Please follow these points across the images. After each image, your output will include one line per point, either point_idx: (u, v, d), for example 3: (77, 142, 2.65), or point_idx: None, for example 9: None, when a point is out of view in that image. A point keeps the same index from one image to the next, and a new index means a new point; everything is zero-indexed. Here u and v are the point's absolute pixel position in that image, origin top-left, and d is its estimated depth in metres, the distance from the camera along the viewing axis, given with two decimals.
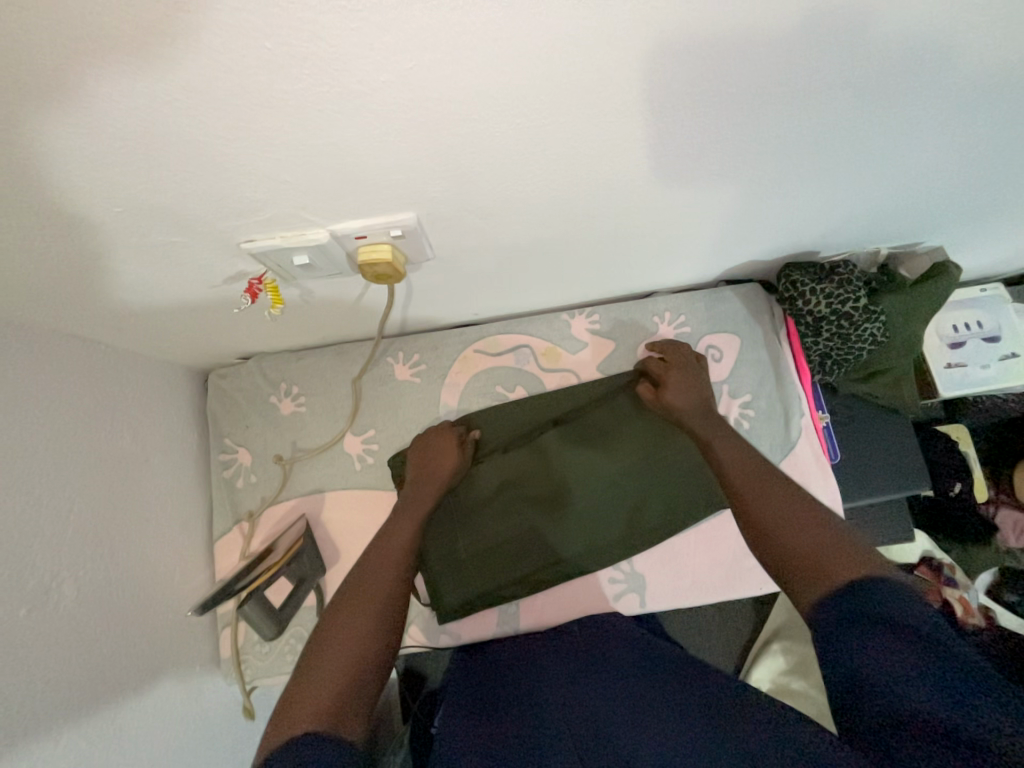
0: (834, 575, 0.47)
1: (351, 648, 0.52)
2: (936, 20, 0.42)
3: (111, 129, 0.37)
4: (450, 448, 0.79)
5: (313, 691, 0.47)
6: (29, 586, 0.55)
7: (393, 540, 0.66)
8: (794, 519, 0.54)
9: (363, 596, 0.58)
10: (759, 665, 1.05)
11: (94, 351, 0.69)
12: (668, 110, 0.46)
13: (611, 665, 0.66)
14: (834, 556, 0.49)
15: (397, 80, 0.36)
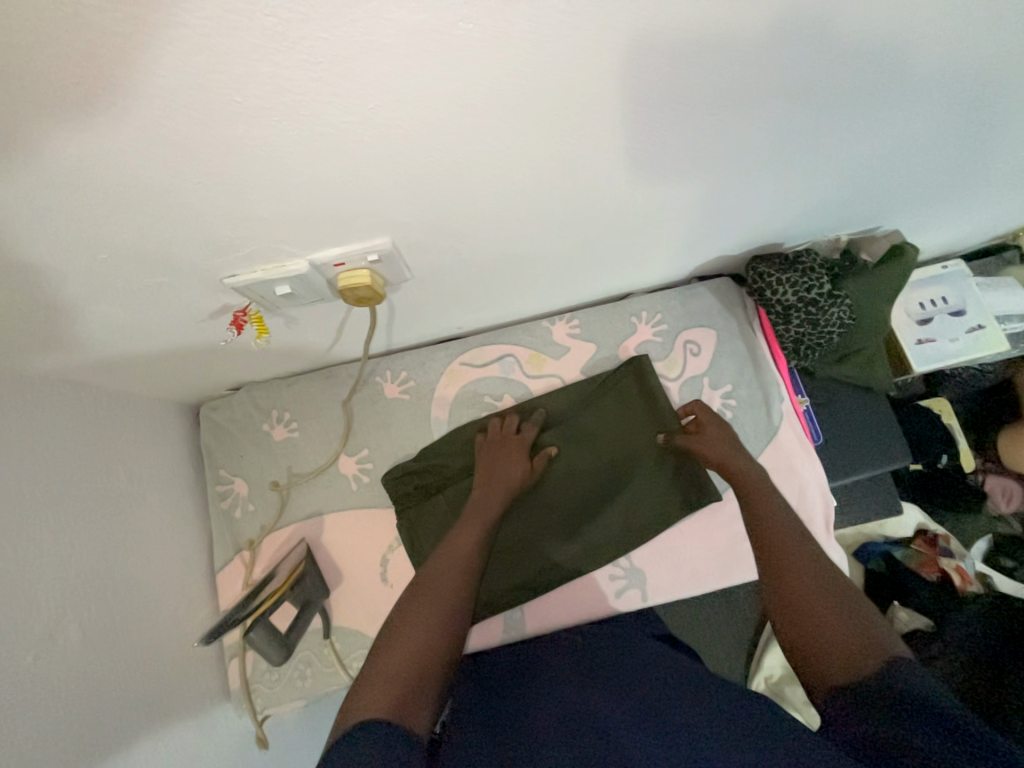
0: (849, 668, 0.49)
1: (416, 633, 0.54)
2: (868, 19, 0.45)
3: (89, 180, 0.38)
4: (517, 454, 0.81)
5: (375, 684, 0.49)
6: (35, 632, 0.55)
7: (461, 541, 0.68)
8: (817, 598, 0.56)
9: (427, 598, 0.59)
10: (772, 651, 1.05)
11: (84, 394, 0.70)
12: (625, 118, 0.49)
13: (611, 670, 0.66)
14: (847, 649, 0.50)
15: (360, 120, 0.39)
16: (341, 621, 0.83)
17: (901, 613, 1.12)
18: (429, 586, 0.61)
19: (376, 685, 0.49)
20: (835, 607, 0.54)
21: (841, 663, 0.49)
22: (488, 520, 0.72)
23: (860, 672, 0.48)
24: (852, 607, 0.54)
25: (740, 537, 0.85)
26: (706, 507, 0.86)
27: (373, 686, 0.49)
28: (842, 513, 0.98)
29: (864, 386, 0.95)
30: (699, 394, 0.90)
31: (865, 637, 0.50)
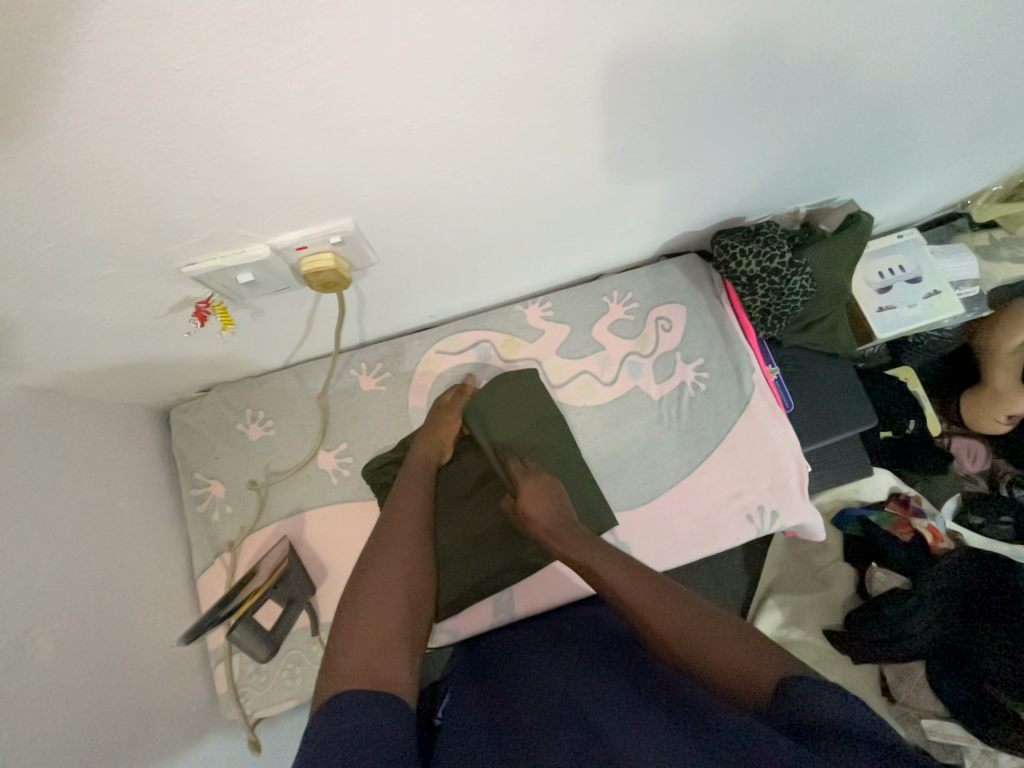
0: (759, 678, 0.50)
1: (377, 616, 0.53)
2: None
3: (26, 163, 0.37)
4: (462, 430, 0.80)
5: (349, 655, 0.49)
6: (2, 644, 0.53)
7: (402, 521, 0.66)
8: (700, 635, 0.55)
9: (376, 575, 0.58)
10: (762, 619, 1.23)
11: (43, 399, 0.67)
12: (576, 90, 0.50)
13: (607, 651, 0.65)
14: (751, 658, 0.52)
15: (307, 88, 0.39)
16: (328, 617, 0.82)
17: (879, 573, 1.16)
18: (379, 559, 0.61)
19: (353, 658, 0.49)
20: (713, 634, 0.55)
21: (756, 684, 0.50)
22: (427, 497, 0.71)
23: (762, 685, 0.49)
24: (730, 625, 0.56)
25: (718, 504, 0.86)
26: (685, 478, 0.87)
27: (348, 655, 0.49)
28: (816, 478, 1.02)
29: (829, 352, 0.98)
30: (672, 369, 0.91)
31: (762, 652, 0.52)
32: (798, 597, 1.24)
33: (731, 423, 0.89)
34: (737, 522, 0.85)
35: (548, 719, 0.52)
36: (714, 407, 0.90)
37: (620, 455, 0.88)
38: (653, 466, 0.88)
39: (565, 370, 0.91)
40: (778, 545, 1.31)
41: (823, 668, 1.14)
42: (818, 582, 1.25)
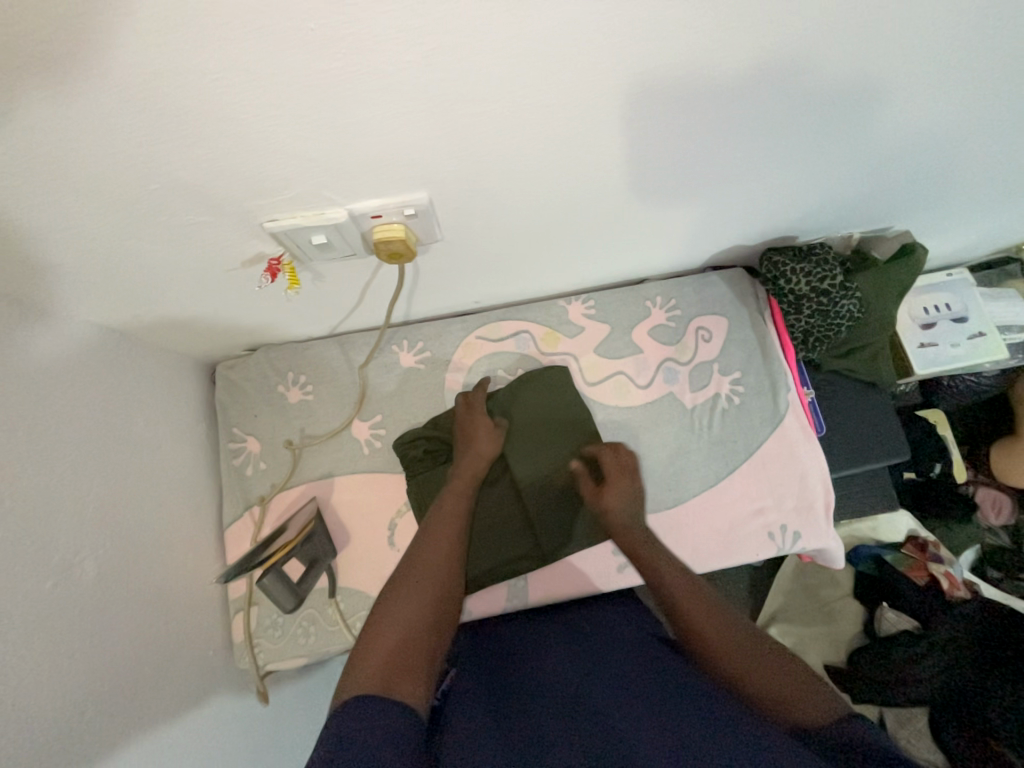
0: (806, 712, 0.49)
1: (398, 627, 0.55)
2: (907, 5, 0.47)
3: (147, 104, 0.40)
4: (484, 424, 0.83)
5: (366, 662, 0.51)
6: (52, 560, 0.56)
7: (439, 533, 0.69)
8: (756, 657, 0.55)
9: (407, 586, 0.61)
10: None
11: (110, 338, 0.71)
12: (667, 87, 0.51)
13: (622, 649, 0.65)
14: (803, 692, 0.50)
15: (420, 59, 0.41)
16: (346, 582, 0.84)
17: (888, 614, 1.13)
18: (408, 572, 0.63)
19: (374, 664, 0.50)
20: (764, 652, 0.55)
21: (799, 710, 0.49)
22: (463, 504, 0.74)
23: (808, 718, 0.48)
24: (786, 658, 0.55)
25: (742, 518, 0.86)
26: (710, 489, 0.87)
27: (367, 662, 0.51)
28: (839, 506, 1.01)
29: (867, 382, 0.97)
30: (708, 380, 0.91)
31: (817, 691, 0.50)
32: (801, 629, 1.23)
33: (762, 440, 0.89)
34: (760, 538, 0.85)
35: (555, 708, 0.54)
36: (747, 421, 0.90)
37: (647, 458, 0.89)
38: (679, 473, 0.88)
39: (601, 370, 0.92)
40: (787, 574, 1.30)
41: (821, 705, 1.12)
42: (825, 616, 1.23)
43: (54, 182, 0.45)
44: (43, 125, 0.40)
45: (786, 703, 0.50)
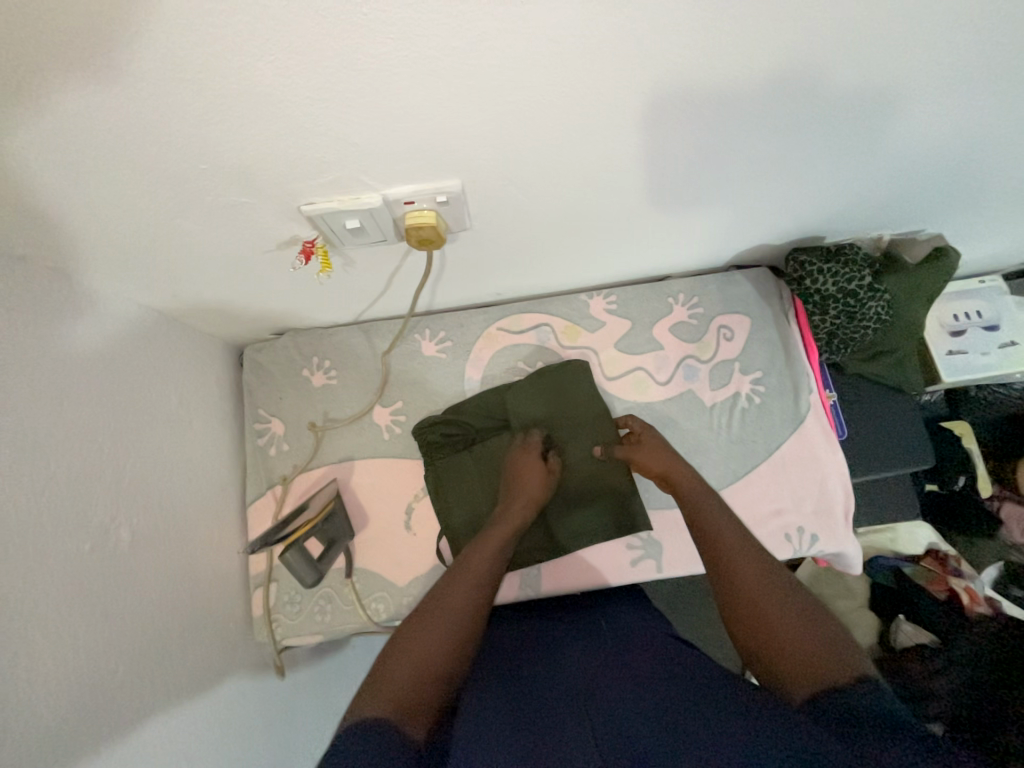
0: (830, 674, 0.48)
1: (421, 646, 0.54)
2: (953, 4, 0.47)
3: (200, 86, 0.42)
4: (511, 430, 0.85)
5: (385, 683, 0.50)
6: (91, 525, 0.59)
7: (480, 556, 0.66)
8: (786, 615, 0.54)
9: (436, 605, 0.59)
10: None
11: (148, 316, 0.74)
12: (704, 83, 0.51)
13: (633, 644, 0.65)
14: (829, 654, 0.50)
15: (464, 45, 0.42)
16: (363, 564, 0.86)
17: (904, 626, 1.13)
18: (439, 596, 0.60)
19: (391, 686, 0.50)
20: (793, 609, 0.55)
21: (823, 674, 0.48)
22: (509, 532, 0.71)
23: (828, 680, 0.48)
24: (815, 618, 0.54)
25: (759, 518, 0.85)
26: (727, 488, 0.87)
27: (383, 686, 0.50)
28: (859, 512, 0.99)
29: (892, 387, 0.96)
30: (729, 378, 0.91)
31: (840, 654, 0.50)
32: None
33: (782, 440, 0.88)
34: (776, 538, 0.85)
35: (564, 702, 0.54)
36: (767, 422, 0.89)
37: None
38: (696, 471, 0.88)
39: (620, 365, 0.92)
40: (800, 584, 1.26)
41: None
42: None
43: (108, 158, 0.47)
44: (106, 105, 0.42)
45: (812, 666, 0.49)
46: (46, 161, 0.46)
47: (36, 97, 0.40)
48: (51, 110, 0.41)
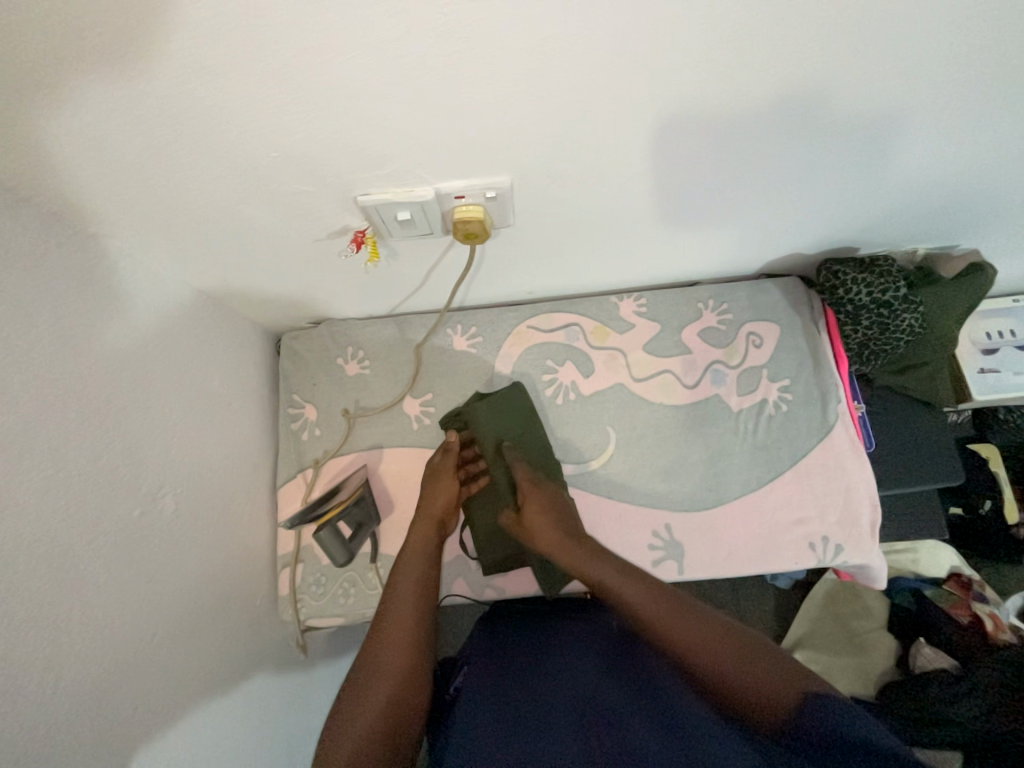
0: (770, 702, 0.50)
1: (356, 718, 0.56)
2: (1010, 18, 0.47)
3: (280, 75, 0.44)
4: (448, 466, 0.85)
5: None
6: (141, 491, 0.62)
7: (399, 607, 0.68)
8: (716, 650, 0.56)
9: (368, 672, 0.61)
10: None
11: (197, 298, 0.77)
12: (755, 89, 0.52)
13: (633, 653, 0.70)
14: (761, 679, 0.52)
15: (530, 45, 0.44)
16: (387, 550, 0.87)
17: (924, 648, 1.07)
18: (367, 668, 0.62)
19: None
20: (714, 640, 0.57)
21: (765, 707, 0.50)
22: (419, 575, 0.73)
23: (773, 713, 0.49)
24: (735, 643, 0.57)
25: (783, 525, 0.85)
26: (751, 494, 0.87)
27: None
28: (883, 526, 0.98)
29: (921, 402, 0.95)
30: (756, 384, 0.91)
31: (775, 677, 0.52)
32: (828, 656, 1.18)
33: (809, 448, 0.88)
34: (799, 545, 0.85)
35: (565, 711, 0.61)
36: (793, 429, 0.89)
37: (687, 458, 0.89)
38: (720, 475, 0.88)
39: (648, 367, 0.93)
40: (816, 601, 1.26)
41: None
42: (855, 647, 1.17)
43: (186, 140, 0.51)
44: (193, 91, 0.45)
45: (757, 695, 0.51)
46: (131, 142, 0.50)
47: (132, 81, 0.43)
48: (143, 93, 0.44)
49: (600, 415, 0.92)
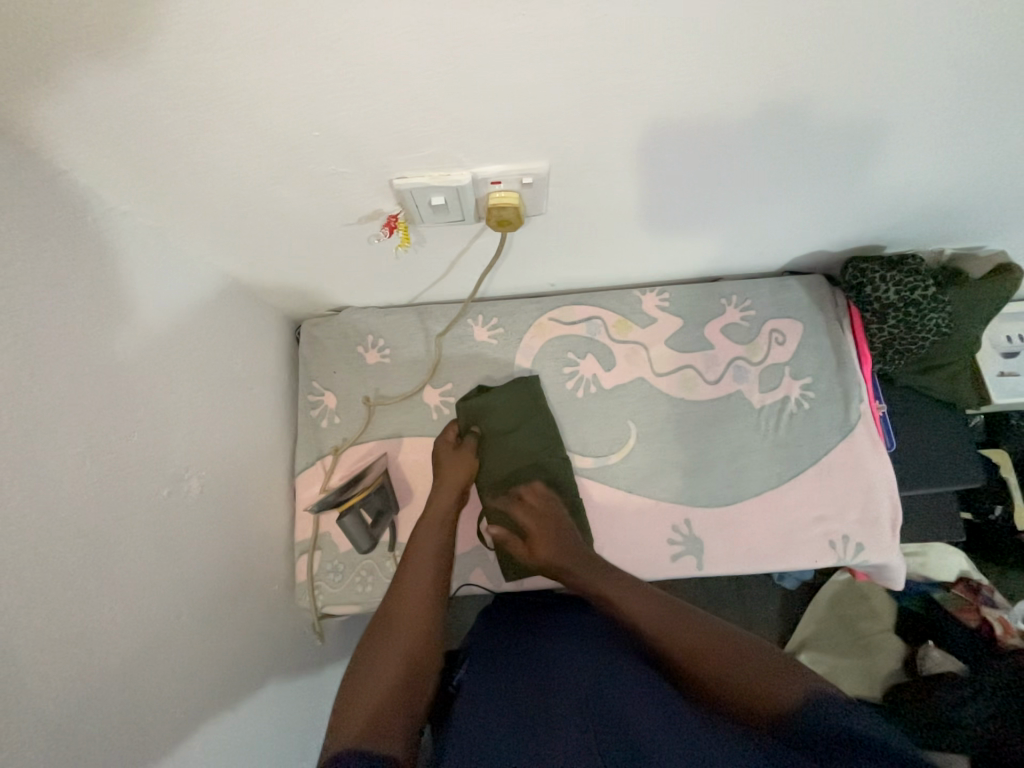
0: (773, 700, 0.53)
1: (375, 679, 0.59)
2: None
3: (328, 50, 0.43)
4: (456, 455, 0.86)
5: (347, 722, 0.55)
6: (168, 471, 0.62)
7: (415, 583, 0.71)
8: (719, 649, 0.60)
9: (386, 639, 0.65)
10: None
11: (223, 281, 0.77)
12: (803, 80, 0.51)
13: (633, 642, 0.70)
14: (763, 679, 0.55)
15: (586, 26, 0.43)
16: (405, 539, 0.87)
17: (934, 653, 1.06)
18: (387, 632, 0.66)
19: (353, 724, 0.54)
20: (714, 639, 0.61)
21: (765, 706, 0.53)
22: (436, 551, 0.76)
23: (775, 711, 0.52)
24: (735, 642, 0.60)
25: (803, 523, 0.85)
26: (772, 491, 0.87)
27: (349, 723, 0.55)
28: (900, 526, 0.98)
29: (943, 403, 0.95)
30: (778, 382, 0.91)
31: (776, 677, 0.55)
32: (832, 657, 1.18)
33: (831, 447, 0.88)
34: (818, 544, 0.85)
35: (561, 694, 0.62)
36: (815, 428, 0.89)
37: (708, 454, 0.89)
38: (741, 473, 0.88)
39: (670, 362, 0.93)
40: (822, 603, 1.24)
41: None
42: (861, 648, 1.16)
43: (230, 119, 0.50)
44: (240, 67, 0.44)
45: (758, 695, 0.54)
46: (174, 117, 0.49)
47: (181, 55, 0.43)
48: (190, 67, 0.44)
49: (621, 409, 0.92)
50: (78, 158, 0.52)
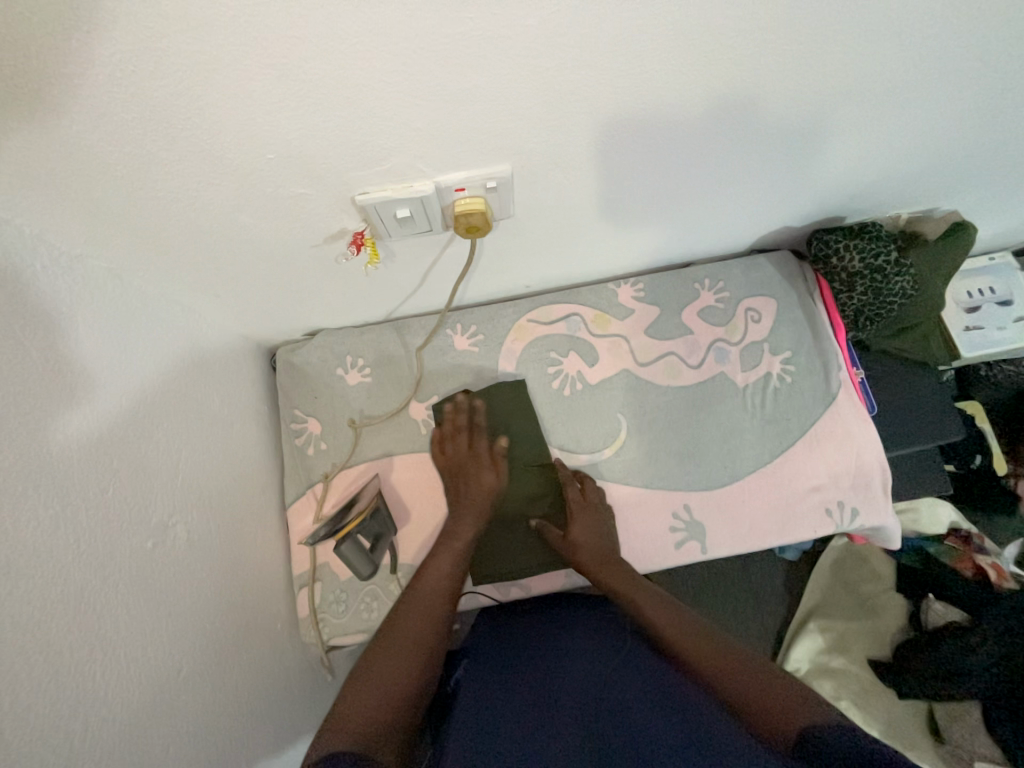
0: (785, 717, 0.52)
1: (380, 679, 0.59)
2: None
3: (273, 67, 0.42)
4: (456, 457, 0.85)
5: (346, 720, 0.54)
6: (151, 522, 0.59)
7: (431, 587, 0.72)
8: (725, 659, 0.60)
9: (393, 640, 0.65)
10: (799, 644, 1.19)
11: (189, 316, 0.74)
12: (754, 62, 0.52)
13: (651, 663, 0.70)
14: (773, 694, 0.54)
15: (539, 24, 0.43)
16: (407, 560, 0.86)
17: (935, 605, 1.08)
18: (391, 636, 0.65)
19: (351, 723, 0.54)
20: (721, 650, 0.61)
21: (775, 718, 0.52)
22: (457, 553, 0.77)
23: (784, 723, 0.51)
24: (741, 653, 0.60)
25: (799, 495, 0.87)
26: (765, 468, 0.88)
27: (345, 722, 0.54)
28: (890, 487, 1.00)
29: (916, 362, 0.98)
30: (759, 359, 0.92)
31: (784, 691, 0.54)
32: (841, 624, 1.19)
33: (817, 418, 0.89)
34: (816, 516, 0.86)
35: (570, 709, 0.62)
36: (799, 401, 0.90)
37: (700, 439, 0.89)
38: (733, 454, 0.89)
39: (651, 351, 0.93)
40: (824, 569, 1.26)
41: (860, 703, 1.08)
42: (867, 610, 1.19)
43: (180, 151, 0.48)
44: (186, 96, 0.43)
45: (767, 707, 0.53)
46: (123, 152, 0.47)
47: (122, 89, 0.41)
48: (131, 100, 0.42)
49: (609, 403, 0.92)
50: (22, 205, 0.49)
